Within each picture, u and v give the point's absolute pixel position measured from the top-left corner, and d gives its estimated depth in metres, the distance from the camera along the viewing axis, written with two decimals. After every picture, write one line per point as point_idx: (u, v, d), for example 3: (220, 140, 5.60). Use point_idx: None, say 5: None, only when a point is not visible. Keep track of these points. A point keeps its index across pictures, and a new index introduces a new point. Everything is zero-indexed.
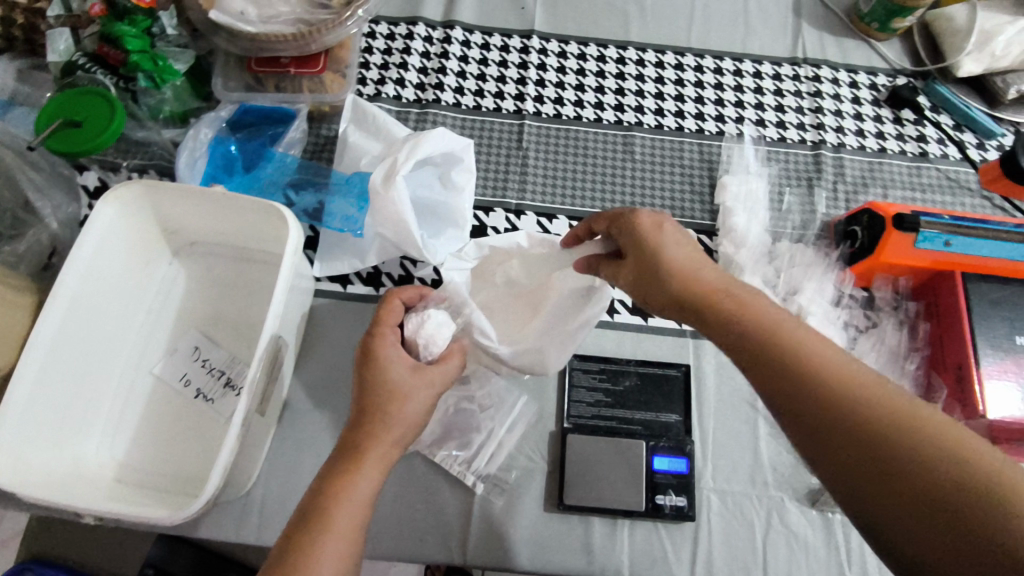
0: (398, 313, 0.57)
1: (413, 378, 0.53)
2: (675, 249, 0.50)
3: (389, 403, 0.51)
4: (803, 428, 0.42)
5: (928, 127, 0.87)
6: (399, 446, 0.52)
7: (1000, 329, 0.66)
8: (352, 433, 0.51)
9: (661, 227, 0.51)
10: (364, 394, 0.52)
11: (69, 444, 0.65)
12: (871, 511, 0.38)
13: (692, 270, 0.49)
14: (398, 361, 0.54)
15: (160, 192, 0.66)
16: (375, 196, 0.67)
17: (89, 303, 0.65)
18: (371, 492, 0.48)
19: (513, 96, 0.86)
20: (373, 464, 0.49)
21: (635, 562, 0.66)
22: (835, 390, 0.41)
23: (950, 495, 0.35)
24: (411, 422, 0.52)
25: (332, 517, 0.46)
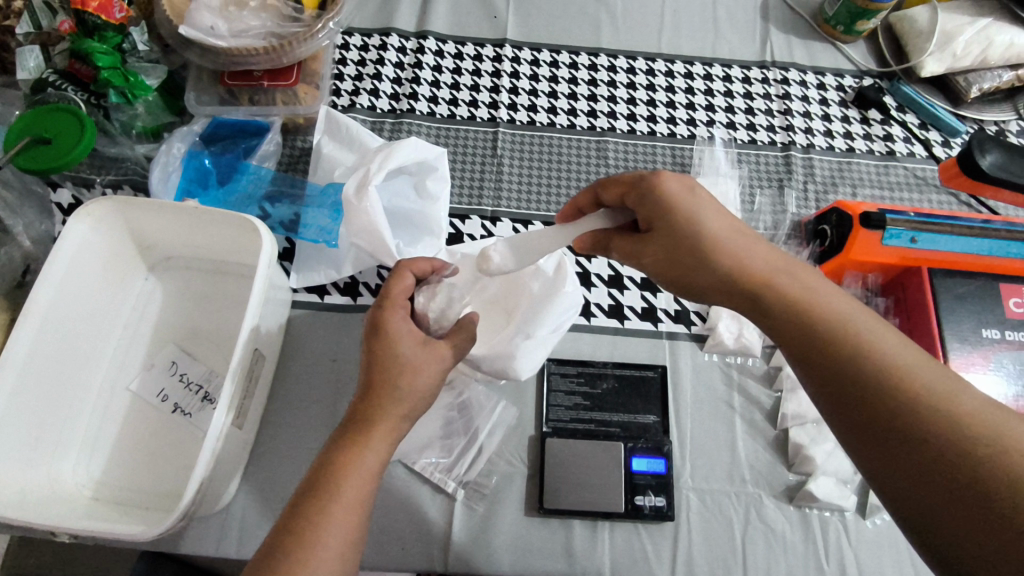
0: (407, 287, 0.56)
1: (422, 352, 0.53)
2: (715, 223, 0.51)
3: (402, 376, 0.51)
4: (836, 397, 0.44)
5: (894, 126, 0.89)
6: (409, 418, 0.51)
7: (967, 323, 0.68)
8: (362, 401, 0.50)
9: (700, 197, 0.51)
10: (374, 363, 0.51)
11: (46, 462, 0.64)
12: (887, 476, 0.40)
13: (734, 246, 0.50)
14: (407, 336, 0.53)
15: (133, 208, 0.67)
16: (348, 206, 0.68)
17: (64, 319, 0.65)
18: (379, 465, 0.48)
19: (487, 104, 0.87)
20: (383, 436, 0.49)
21: (617, 563, 0.66)
22: (872, 363, 0.43)
23: (963, 460, 0.37)
24: (421, 394, 0.52)
25: (338, 490, 0.46)
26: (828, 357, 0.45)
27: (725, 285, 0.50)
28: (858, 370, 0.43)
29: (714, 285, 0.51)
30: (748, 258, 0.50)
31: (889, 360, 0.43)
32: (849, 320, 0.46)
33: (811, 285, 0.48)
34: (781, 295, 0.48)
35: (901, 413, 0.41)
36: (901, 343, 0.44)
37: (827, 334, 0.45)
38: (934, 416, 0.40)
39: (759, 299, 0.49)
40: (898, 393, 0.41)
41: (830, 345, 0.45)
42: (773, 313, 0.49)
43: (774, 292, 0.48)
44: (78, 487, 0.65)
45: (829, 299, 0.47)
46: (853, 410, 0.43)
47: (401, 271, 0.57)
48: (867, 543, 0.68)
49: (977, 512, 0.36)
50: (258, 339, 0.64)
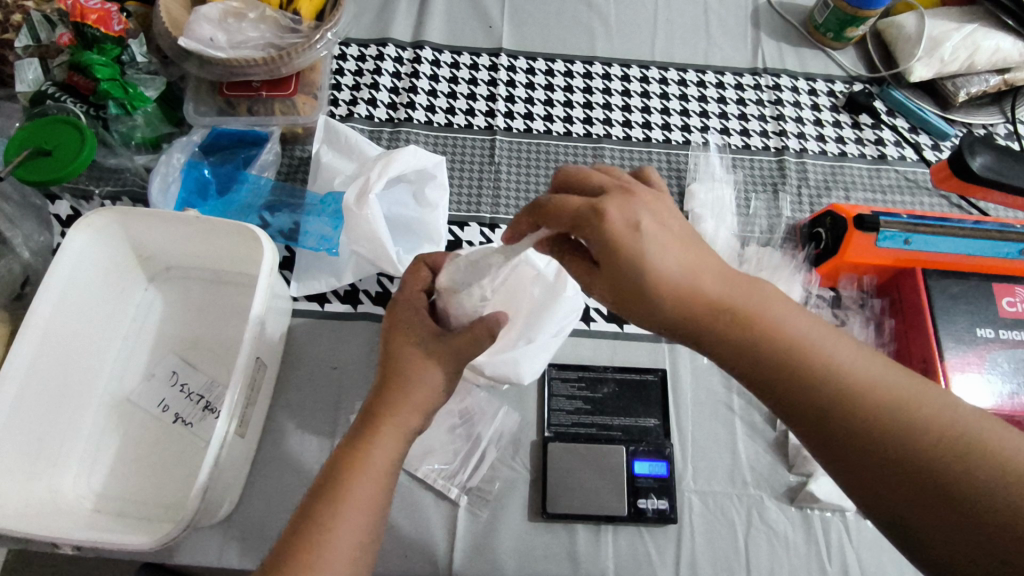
0: (424, 280, 0.58)
1: (432, 344, 0.53)
2: (668, 260, 0.44)
3: (410, 369, 0.51)
4: (815, 429, 0.42)
5: (885, 130, 0.91)
6: (420, 415, 0.51)
7: (961, 322, 0.69)
8: (375, 399, 0.51)
9: (645, 234, 0.44)
10: (388, 361, 0.52)
11: (45, 475, 0.64)
12: (883, 501, 0.39)
13: (689, 283, 0.44)
14: (419, 329, 0.54)
15: (133, 219, 0.67)
16: (348, 214, 0.68)
17: (63, 329, 0.65)
18: (390, 465, 0.49)
19: (484, 112, 0.88)
20: (391, 434, 0.49)
21: (621, 567, 0.66)
22: (849, 394, 0.41)
23: (952, 478, 0.37)
24: (433, 392, 0.52)
25: (350, 493, 0.46)
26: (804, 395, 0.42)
27: (685, 326, 0.46)
28: (836, 406, 0.41)
29: (674, 326, 0.46)
30: (707, 294, 0.44)
31: (864, 387, 0.41)
32: (816, 350, 0.43)
33: (772, 314, 0.44)
34: (745, 333, 0.44)
35: (889, 442, 0.39)
36: (868, 363, 0.42)
37: (799, 370, 0.42)
38: (921, 441, 0.38)
39: (722, 339, 0.45)
40: (882, 423, 0.40)
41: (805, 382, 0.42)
42: (737, 353, 0.45)
43: (736, 331, 0.44)
44: (78, 499, 0.64)
45: (793, 329, 0.44)
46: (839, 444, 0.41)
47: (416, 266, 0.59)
48: (869, 543, 0.69)
49: (978, 530, 0.35)
50: (261, 347, 0.64)
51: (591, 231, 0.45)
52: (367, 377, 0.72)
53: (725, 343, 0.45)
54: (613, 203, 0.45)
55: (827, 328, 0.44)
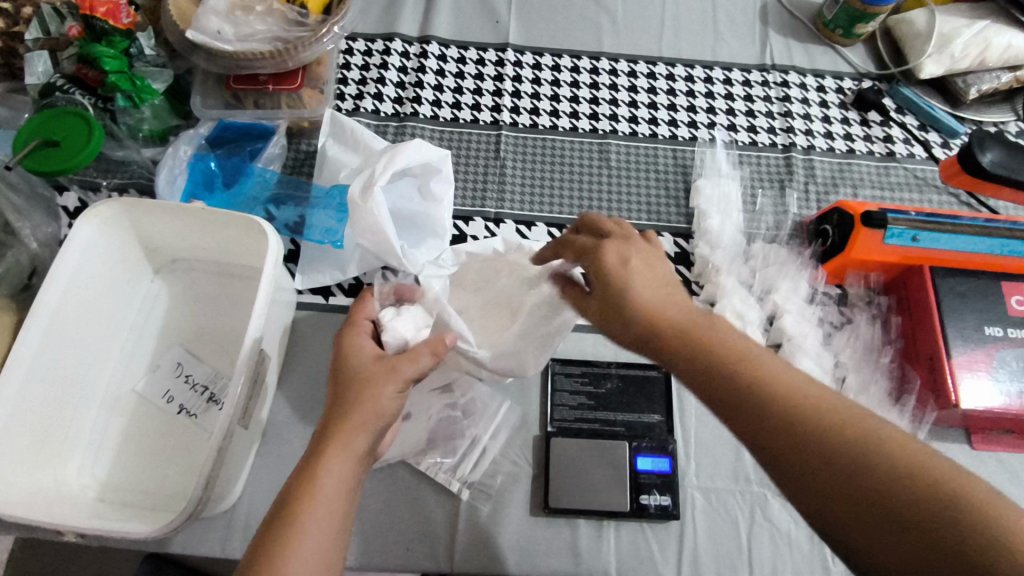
0: (372, 310, 0.61)
1: (377, 364, 0.54)
2: (640, 278, 0.49)
3: (351, 386, 0.52)
4: (769, 453, 0.39)
5: (894, 127, 0.90)
6: (368, 433, 0.51)
7: (970, 320, 0.68)
8: (326, 420, 0.51)
9: (625, 262, 0.50)
10: (335, 383, 0.54)
11: (51, 464, 0.64)
12: (827, 519, 0.36)
13: (651, 304, 0.47)
14: (366, 353, 0.56)
15: (140, 210, 0.67)
16: (353, 208, 0.68)
17: (69, 319, 0.65)
18: (343, 483, 0.48)
19: (489, 107, 0.88)
20: (342, 454, 0.49)
21: (622, 562, 0.66)
22: (804, 408, 0.39)
23: (921, 510, 0.33)
24: (380, 411, 0.52)
25: (306, 515, 0.45)
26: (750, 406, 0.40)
27: (647, 339, 0.47)
28: (783, 419, 0.39)
29: (637, 342, 0.48)
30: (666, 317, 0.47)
31: (810, 409, 0.39)
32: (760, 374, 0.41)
33: (722, 333, 0.44)
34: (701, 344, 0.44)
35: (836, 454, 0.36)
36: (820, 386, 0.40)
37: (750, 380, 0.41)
38: (872, 461, 0.35)
39: (679, 351, 0.45)
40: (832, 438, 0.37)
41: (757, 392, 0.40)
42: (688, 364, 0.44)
43: (690, 344, 0.44)
44: (83, 488, 0.65)
45: (733, 342, 0.43)
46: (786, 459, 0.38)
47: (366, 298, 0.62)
48: None
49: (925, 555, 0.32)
50: (265, 338, 0.65)
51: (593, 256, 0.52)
52: None
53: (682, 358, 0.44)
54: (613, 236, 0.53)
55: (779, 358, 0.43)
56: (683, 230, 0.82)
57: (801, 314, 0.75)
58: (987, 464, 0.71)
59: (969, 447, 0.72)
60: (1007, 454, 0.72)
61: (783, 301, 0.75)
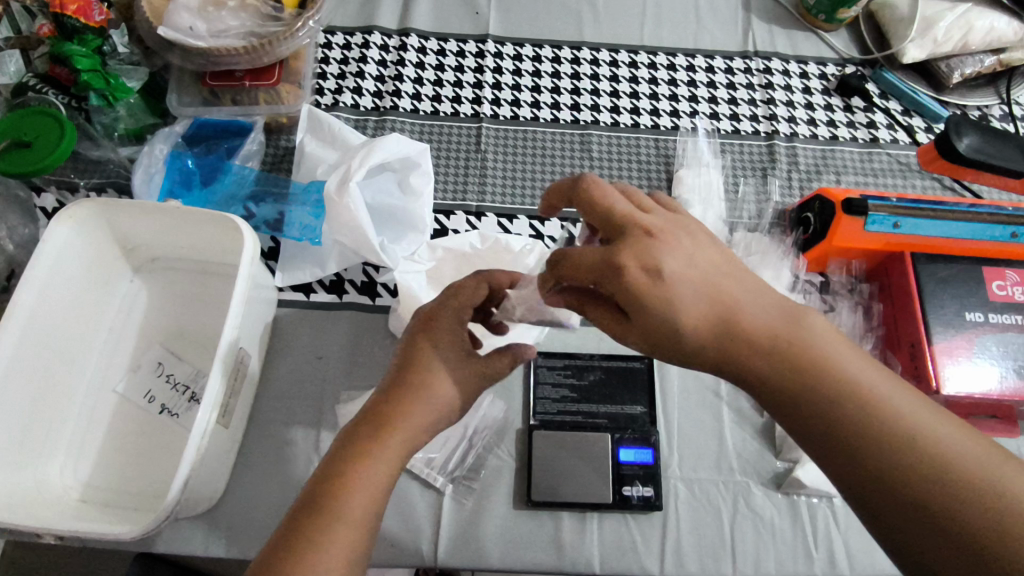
0: (479, 294, 0.56)
1: (463, 364, 0.53)
2: (684, 297, 0.43)
3: (427, 375, 0.50)
4: (835, 459, 0.41)
5: (877, 113, 0.89)
6: (426, 432, 0.50)
7: (950, 306, 0.68)
8: (381, 406, 0.49)
9: (667, 280, 0.42)
10: (410, 366, 0.51)
11: (32, 465, 0.64)
12: (887, 521, 0.38)
13: (711, 313, 0.43)
14: (454, 344, 0.53)
15: (116, 210, 0.66)
16: (330, 204, 0.67)
17: (47, 321, 0.65)
18: (385, 481, 0.46)
19: (470, 99, 0.87)
20: (394, 450, 0.47)
21: (605, 554, 0.66)
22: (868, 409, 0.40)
23: (975, 520, 0.36)
24: (446, 406, 0.51)
25: (339, 506, 0.44)
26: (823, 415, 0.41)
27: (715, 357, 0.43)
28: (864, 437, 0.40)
29: (705, 358, 0.43)
30: (732, 325, 0.43)
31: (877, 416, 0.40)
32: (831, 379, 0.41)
33: (786, 331, 0.43)
34: (776, 358, 0.42)
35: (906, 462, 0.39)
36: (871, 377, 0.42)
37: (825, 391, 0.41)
38: (946, 478, 0.37)
39: (752, 367, 0.43)
40: (894, 441, 0.39)
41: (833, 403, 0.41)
42: (769, 381, 0.43)
43: (762, 356, 0.42)
44: (66, 488, 0.65)
45: (803, 345, 0.42)
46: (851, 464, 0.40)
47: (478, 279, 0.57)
48: (856, 530, 0.68)
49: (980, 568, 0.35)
50: (243, 336, 0.64)
51: (614, 279, 0.43)
52: (352, 367, 0.72)
53: (757, 368, 0.43)
54: (630, 247, 0.43)
55: (850, 350, 0.43)
56: None
57: None
58: None
59: None
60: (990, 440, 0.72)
61: None
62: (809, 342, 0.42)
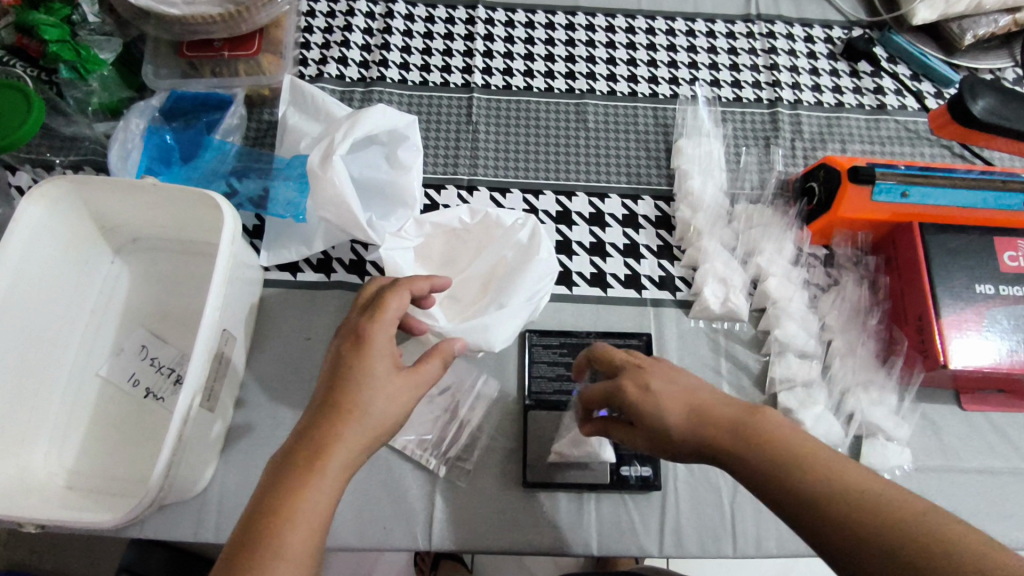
0: (404, 302, 0.51)
1: (398, 379, 0.47)
2: (668, 400, 0.45)
3: (361, 392, 0.45)
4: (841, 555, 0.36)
5: (885, 78, 0.86)
6: (361, 452, 0.44)
7: (961, 278, 0.65)
8: (312, 432, 0.43)
9: (656, 392, 0.46)
10: (338, 386, 0.45)
11: (14, 452, 0.62)
12: None
13: (699, 413, 0.44)
14: (387, 355, 0.48)
15: (90, 187, 0.63)
16: (314, 178, 0.64)
17: (23, 304, 0.62)
18: (327, 507, 0.41)
19: (460, 69, 0.83)
20: (333, 476, 0.42)
21: (603, 535, 0.65)
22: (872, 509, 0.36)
23: None
24: (381, 425, 0.45)
25: (281, 542, 0.38)
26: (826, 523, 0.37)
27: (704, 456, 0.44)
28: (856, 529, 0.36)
29: (693, 453, 0.45)
30: (712, 421, 0.44)
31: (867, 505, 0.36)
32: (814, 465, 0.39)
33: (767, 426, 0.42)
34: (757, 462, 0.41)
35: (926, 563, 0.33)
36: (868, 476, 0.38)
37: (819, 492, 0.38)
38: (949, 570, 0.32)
39: (738, 461, 0.42)
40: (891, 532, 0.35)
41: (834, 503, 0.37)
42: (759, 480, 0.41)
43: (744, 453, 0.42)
44: (50, 476, 0.64)
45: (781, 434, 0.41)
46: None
47: (400, 288, 0.52)
48: None
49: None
50: (227, 317, 0.62)
51: (617, 397, 0.49)
52: None
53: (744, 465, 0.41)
54: (629, 374, 0.49)
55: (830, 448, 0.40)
56: (664, 193, 0.79)
57: (786, 277, 0.73)
58: (976, 425, 0.70)
59: (959, 408, 0.70)
60: (998, 414, 0.70)
61: (767, 264, 0.73)
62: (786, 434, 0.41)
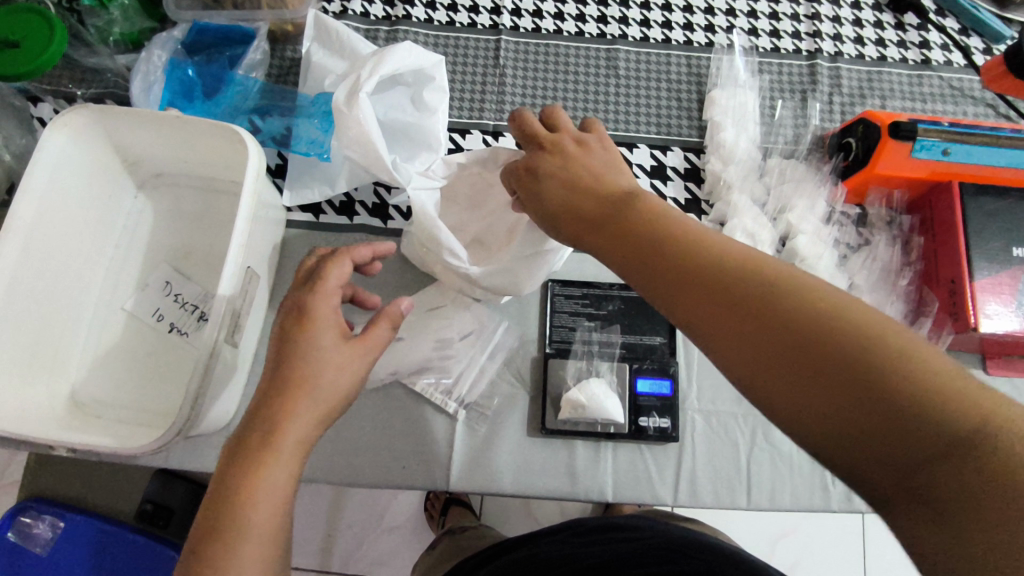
0: (346, 272, 0.50)
1: (345, 348, 0.47)
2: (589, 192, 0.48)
3: (310, 368, 0.45)
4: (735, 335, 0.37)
5: (932, 32, 0.82)
6: (315, 426, 0.44)
7: (998, 240, 0.63)
8: (262, 413, 0.43)
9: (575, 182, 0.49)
10: (283, 366, 0.45)
11: (43, 380, 0.64)
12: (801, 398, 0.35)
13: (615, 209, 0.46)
14: (333, 327, 0.47)
15: (114, 119, 0.62)
16: (338, 115, 0.62)
17: (49, 235, 0.61)
18: (288, 483, 0.42)
19: (488, 9, 0.80)
20: (290, 457, 0.42)
21: (619, 483, 0.66)
22: (768, 282, 0.38)
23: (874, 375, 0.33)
24: (331, 400, 0.45)
25: (245, 521, 0.40)
26: (713, 304, 0.38)
27: (609, 241, 0.46)
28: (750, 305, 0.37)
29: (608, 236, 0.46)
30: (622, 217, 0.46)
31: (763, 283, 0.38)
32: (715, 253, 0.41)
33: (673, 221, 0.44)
34: (673, 250, 0.42)
35: (808, 332, 0.35)
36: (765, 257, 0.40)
37: (718, 273, 0.39)
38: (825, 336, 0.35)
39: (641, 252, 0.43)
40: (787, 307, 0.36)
41: (733, 284, 0.38)
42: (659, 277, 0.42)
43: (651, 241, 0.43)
44: (78, 405, 0.65)
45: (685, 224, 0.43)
46: (749, 361, 0.36)
47: (341, 256, 0.50)
48: None
49: (899, 450, 0.31)
50: (251, 255, 0.62)
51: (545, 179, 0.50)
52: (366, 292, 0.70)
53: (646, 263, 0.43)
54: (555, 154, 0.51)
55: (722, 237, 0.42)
56: (694, 145, 0.77)
57: (816, 235, 0.71)
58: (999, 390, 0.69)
59: (984, 372, 0.69)
60: None
61: (797, 221, 0.71)
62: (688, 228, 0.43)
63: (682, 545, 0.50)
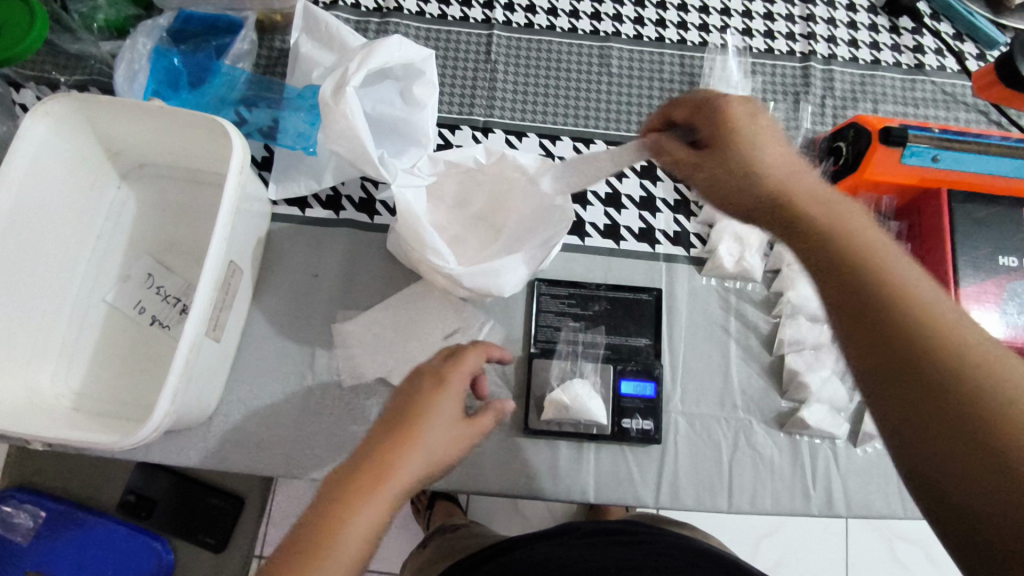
0: (478, 365, 0.51)
1: (460, 426, 0.47)
2: (767, 157, 0.48)
3: (426, 425, 0.45)
4: (859, 340, 0.39)
5: (926, 36, 0.81)
6: (417, 483, 0.43)
7: (984, 248, 0.63)
8: (372, 449, 0.43)
9: (754, 159, 0.48)
10: (404, 416, 0.45)
11: (21, 372, 0.63)
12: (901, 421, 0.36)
13: (785, 186, 0.47)
14: (457, 401, 0.48)
15: (97, 107, 0.60)
16: (325, 109, 0.60)
17: (29, 226, 0.60)
18: (377, 529, 0.40)
19: (481, 3, 0.79)
20: (388, 499, 0.41)
21: (601, 484, 0.66)
22: (907, 299, 0.38)
23: (985, 425, 0.33)
24: (436, 463, 0.45)
25: (332, 551, 0.38)
26: (858, 307, 0.39)
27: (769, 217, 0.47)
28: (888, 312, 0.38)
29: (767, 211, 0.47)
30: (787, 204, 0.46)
31: (906, 297, 0.38)
32: (875, 260, 0.40)
33: (852, 222, 0.43)
34: (835, 244, 0.42)
35: (942, 361, 0.35)
36: (923, 275, 0.40)
37: (869, 284, 0.39)
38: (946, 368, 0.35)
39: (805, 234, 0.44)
40: (930, 322, 0.37)
41: (880, 296, 0.39)
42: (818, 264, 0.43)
43: (820, 228, 0.44)
44: (57, 397, 0.64)
45: (859, 227, 0.43)
46: (878, 379, 0.38)
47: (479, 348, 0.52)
48: (857, 470, 0.68)
49: (999, 501, 0.32)
50: (234, 249, 0.61)
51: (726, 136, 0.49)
52: (350, 288, 0.70)
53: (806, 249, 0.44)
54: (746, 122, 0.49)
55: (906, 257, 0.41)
56: None
57: None
58: None
59: None
60: None
61: None
62: (862, 233, 0.42)
63: (679, 553, 0.51)
